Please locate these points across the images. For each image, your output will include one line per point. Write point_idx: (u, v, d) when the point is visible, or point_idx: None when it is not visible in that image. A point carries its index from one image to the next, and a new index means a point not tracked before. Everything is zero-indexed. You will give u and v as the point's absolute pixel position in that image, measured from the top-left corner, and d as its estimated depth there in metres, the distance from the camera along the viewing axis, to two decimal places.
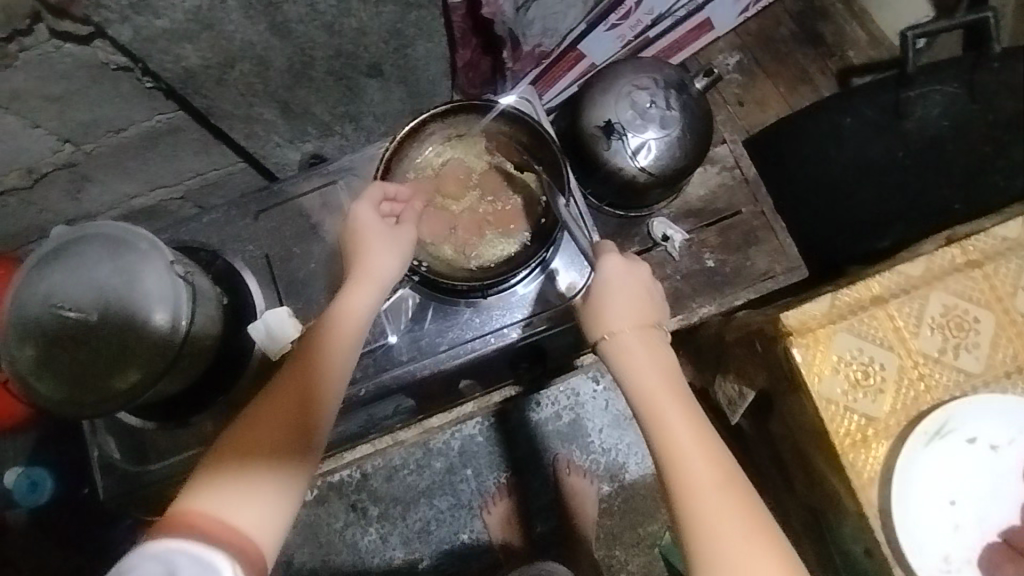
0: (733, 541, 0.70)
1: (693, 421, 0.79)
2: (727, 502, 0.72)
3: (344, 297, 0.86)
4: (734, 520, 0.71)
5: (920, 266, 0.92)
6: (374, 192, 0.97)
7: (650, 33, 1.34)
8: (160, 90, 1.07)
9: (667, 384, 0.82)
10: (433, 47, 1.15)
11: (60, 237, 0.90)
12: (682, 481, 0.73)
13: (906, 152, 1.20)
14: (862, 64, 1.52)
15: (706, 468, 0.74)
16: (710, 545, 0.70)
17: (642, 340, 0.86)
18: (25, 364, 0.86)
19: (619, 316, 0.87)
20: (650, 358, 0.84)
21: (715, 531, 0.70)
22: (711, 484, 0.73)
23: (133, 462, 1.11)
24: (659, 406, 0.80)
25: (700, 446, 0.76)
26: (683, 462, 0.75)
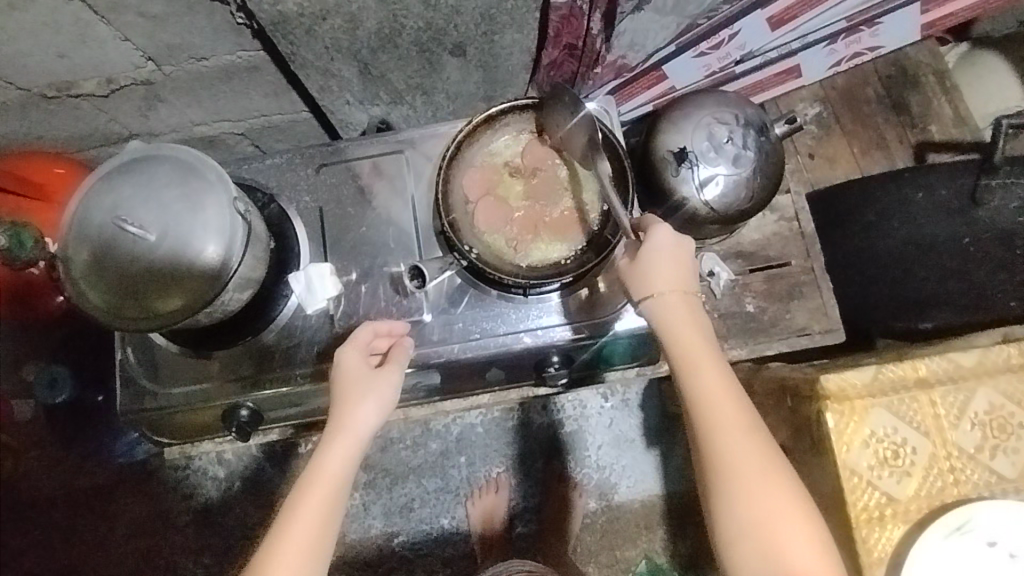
0: (759, 500, 0.77)
1: (726, 384, 0.84)
2: (755, 463, 0.79)
3: (320, 460, 0.89)
4: (753, 462, 0.79)
5: (974, 358, 0.93)
6: (361, 335, 1.00)
7: (736, 68, 1.33)
8: (250, 27, 1.09)
9: (705, 351, 0.86)
10: (521, 38, 1.15)
11: (136, 152, 0.95)
12: (713, 444, 0.81)
13: (972, 239, 1.15)
14: (943, 141, 1.49)
15: (738, 432, 0.81)
16: (736, 492, 0.78)
17: (684, 305, 0.89)
18: (78, 268, 0.89)
19: (662, 278, 0.89)
20: (691, 323, 0.87)
21: (735, 469, 0.79)
22: (742, 447, 0.80)
23: (146, 379, 1.12)
24: (692, 369, 0.85)
25: (733, 410, 0.82)
26: (715, 426, 0.81)
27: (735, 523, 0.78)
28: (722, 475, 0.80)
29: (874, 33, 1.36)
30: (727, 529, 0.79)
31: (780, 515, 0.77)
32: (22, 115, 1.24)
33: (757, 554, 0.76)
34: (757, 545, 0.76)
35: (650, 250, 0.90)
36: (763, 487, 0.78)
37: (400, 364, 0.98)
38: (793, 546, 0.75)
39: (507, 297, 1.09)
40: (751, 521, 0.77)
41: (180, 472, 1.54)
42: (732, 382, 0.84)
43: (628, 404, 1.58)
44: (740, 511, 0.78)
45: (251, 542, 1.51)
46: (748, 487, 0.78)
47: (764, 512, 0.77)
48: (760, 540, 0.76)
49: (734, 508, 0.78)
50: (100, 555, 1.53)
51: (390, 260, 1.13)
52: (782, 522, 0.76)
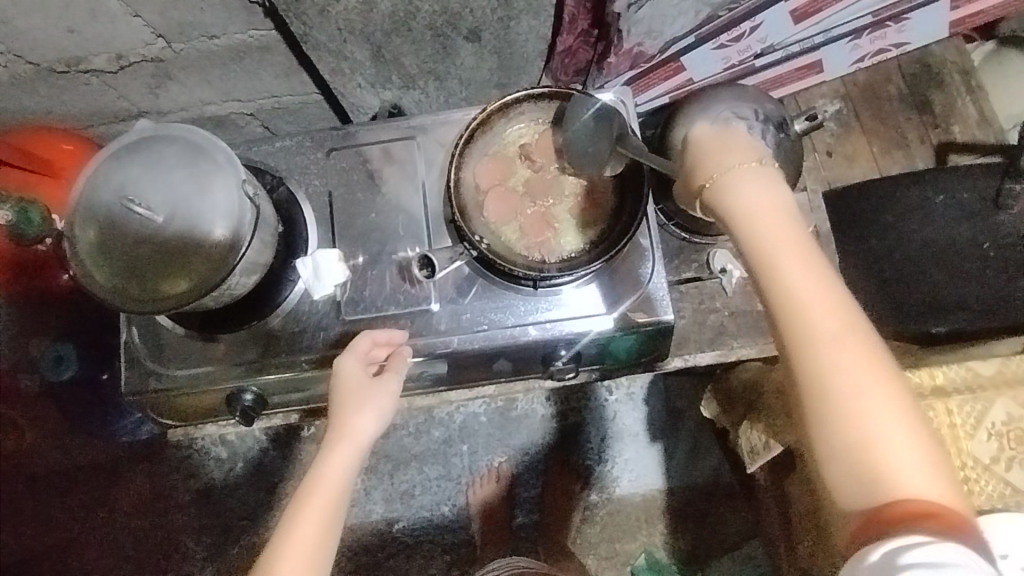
0: (866, 414, 0.64)
1: (819, 273, 0.70)
2: (858, 368, 0.65)
3: (319, 469, 0.88)
4: (858, 368, 0.65)
5: (994, 368, 0.96)
6: (360, 344, 0.99)
7: (756, 62, 1.30)
8: (263, 6, 1.07)
9: (788, 234, 0.73)
10: (538, 25, 1.13)
11: (143, 131, 0.93)
12: (806, 349, 0.67)
13: (992, 245, 1.15)
14: (964, 142, 1.46)
15: (835, 334, 0.66)
16: (840, 406, 0.65)
17: (755, 188, 0.76)
18: (85, 247, 0.88)
19: (727, 162, 0.80)
20: (768, 205, 0.75)
21: (838, 379, 0.65)
22: (842, 353, 0.66)
23: (151, 361, 1.12)
24: (775, 265, 0.71)
25: (828, 308, 0.68)
26: (807, 329, 0.67)
27: (838, 441, 0.65)
28: (816, 387, 0.66)
29: (900, 29, 1.33)
30: (823, 448, 0.66)
31: (891, 429, 0.63)
32: (31, 89, 1.23)
33: (860, 475, 0.64)
34: (860, 467, 0.64)
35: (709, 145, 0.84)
36: (869, 397, 0.64)
37: (399, 373, 0.97)
38: (904, 462, 0.63)
39: (516, 288, 1.08)
40: (854, 438, 0.64)
41: (183, 451, 1.55)
42: (825, 269, 0.71)
43: (633, 397, 1.57)
44: (842, 427, 0.64)
45: (252, 523, 1.52)
46: (852, 398, 0.65)
47: (870, 427, 0.64)
48: (865, 461, 0.63)
49: (834, 424, 0.65)
50: (102, 531, 1.54)
51: (398, 247, 1.12)
52: (893, 437, 0.63)
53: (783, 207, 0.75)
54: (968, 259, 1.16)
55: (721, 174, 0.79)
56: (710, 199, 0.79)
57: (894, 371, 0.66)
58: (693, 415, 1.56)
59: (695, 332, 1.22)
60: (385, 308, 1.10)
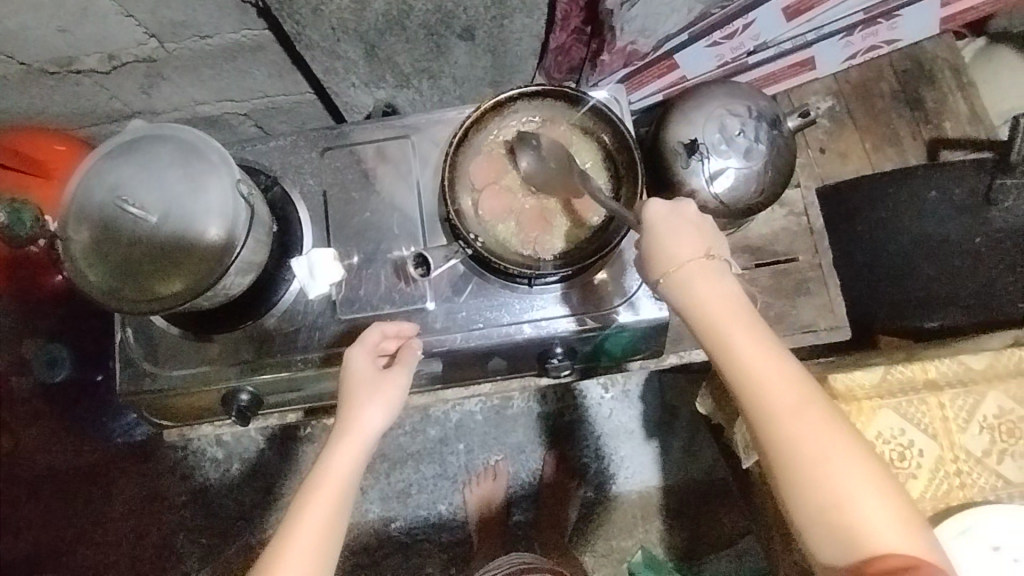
0: (828, 480, 0.71)
1: (772, 352, 0.77)
2: (818, 444, 0.72)
3: (327, 463, 0.89)
4: (819, 434, 0.73)
5: (985, 362, 0.97)
6: (369, 337, 0.99)
7: (749, 60, 1.30)
8: (255, 5, 1.07)
9: (739, 323, 0.78)
10: (531, 23, 1.13)
11: (137, 131, 0.93)
12: (768, 431, 0.74)
13: (984, 238, 1.14)
14: (956, 138, 1.47)
15: (789, 414, 0.74)
16: (806, 477, 0.72)
17: (707, 273, 0.80)
18: (77, 248, 0.88)
19: (678, 245, 0.81)
20: (719, 289, 0.80)
21: (802, 451, 0.72)
22: (801, 426, 0.73)
23: (145, 361, 1.11)
24: (731, 346, 0.77)
25: (784, 389, 0.75)
26: (767, 411, 0.75)
27: (809, 511, 0.72)
28: (782, 465, 0.73)
29: (891, 26, 1.33)
30: (798, 517, 0.73)
31: (857, 496, 0.70)
32: (23, 89, 1.23)
33: (833, 542, 0.71)
34: (833, 534, 0.71)
35: (668, 225, 0.82)
36: (832, 468, 0.71)
37: (407, 367, 0.97)
38: (872, 525, 0.70)
39: (511, 286, 1.08)
40: (824, 508, 0.71)
41: (178, 452, 1.54)
42: (774, 353, 0.77)
43: (629, 395, 1.57)
44: (811, 498, 0.71)
45: (248, 524, 1.52)
46: (819, 470, 0.72)
47: (837, 497, 0.71)
48: (835, 528, 0.70)
49: (805, 497, 0.72)
50: (97, 533, 1.53)
51: (393, 246, 1.12)
52: (856, 494, 0.70)
53: (734, 296, 0.80)
54: (960, 254, 1.16)
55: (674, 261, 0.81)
56: (667, 293, 0.82)
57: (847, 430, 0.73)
58: (689, 412, 1.56)
59: (690, 329, 1.22)
60: (381, 306, 1.10)
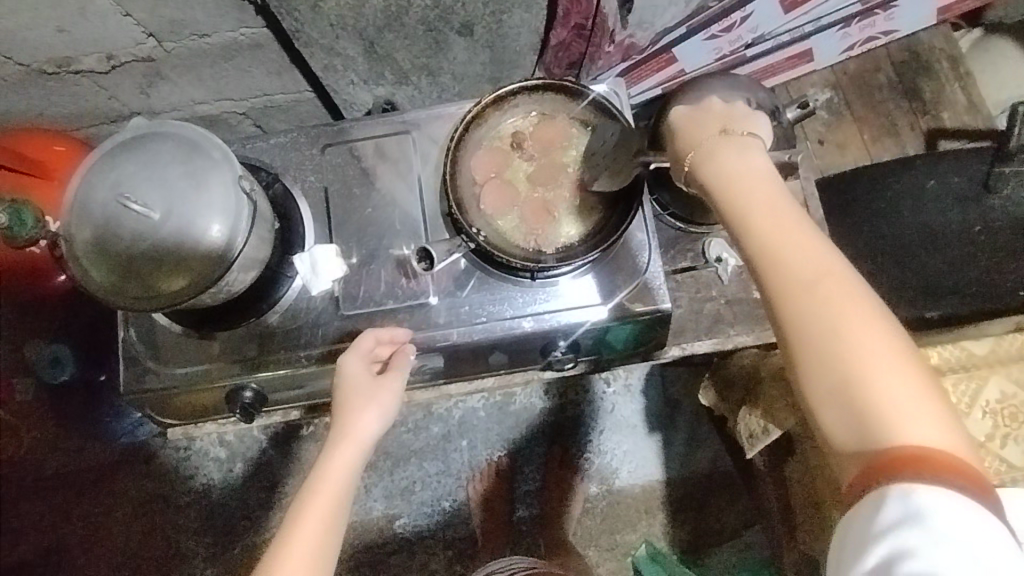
0: (848, 355, 0.62)
1: (797, 226, 0.67)
2: (842, 315, 0.63)
3: (324, 467, 0.89)
4: (843, 307, 0.63)
5: (988, 348, 0.98)
6: (363, 342, 1.00)
7: (747, 52, 1.31)
8: (254, 4, 1.07)
9: (762, 192, 0.70)
10: (530, 18, 1.13)
11: (138, 129, 0.93)
12: (785, 300, 0.65)
13: (984, 228, 1.16)
14: (954, 128, 1.47)
15: (814, 282, 0.64)
16: (820, 352, 0.63)
17: (732, 149, 0.73)
18: (81, 246, 0.88)
19: (698, 134, 0.78)
20: (740, 162, 0.72)
21: (820, 325, 0.63)
22: (822, 297, 0.64)
23: (149, 359, 1.12)
24: (748, 214, 0.69)
25: (809, 257, 0.66)
26: (786, 280, 0.65)
27: (824, 390, 0.63)
28: (800, 337, 0.64)
29: (888, 17, 1.34)
30: (813, 399, 0.64)
31: (887, 374, 0.61)
32: (21, 91, 1.23)
33: (852, 424, 0.61)
34: (855, 413, 0.61)
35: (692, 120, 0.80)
36: (862, 342, 0.61)
37: (402, 371, 0.98)
38: (901, 410, 0.60)
39: (513, 280, 1.09)
40: (842, 385, 0.62)
41: (182, 452, 1.54)
42: (802, 224, 0.68)
43: (630, 389, 1.58)
44: (827, 373, 0.62)
45: (253, 523, 1.52)
46: (841, 340, 0.62)
47: (862, 374, 0.61)
48: (857, 409, 0.61)
49: (819, 374, 0.63)
50: (101, 534, 1.53)
51: (395, 242, 1.12)
52: (881, 374, 0.61)
53: (762, 169, 0.72)
54: (960, 243, 1.17)
55: (699, 143, 0.76)
56: (688, 173, 0.76)
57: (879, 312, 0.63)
58: (691, 405, 1.57)
59: (692, 322, 1.22)
60: (384, 302, 1.10)
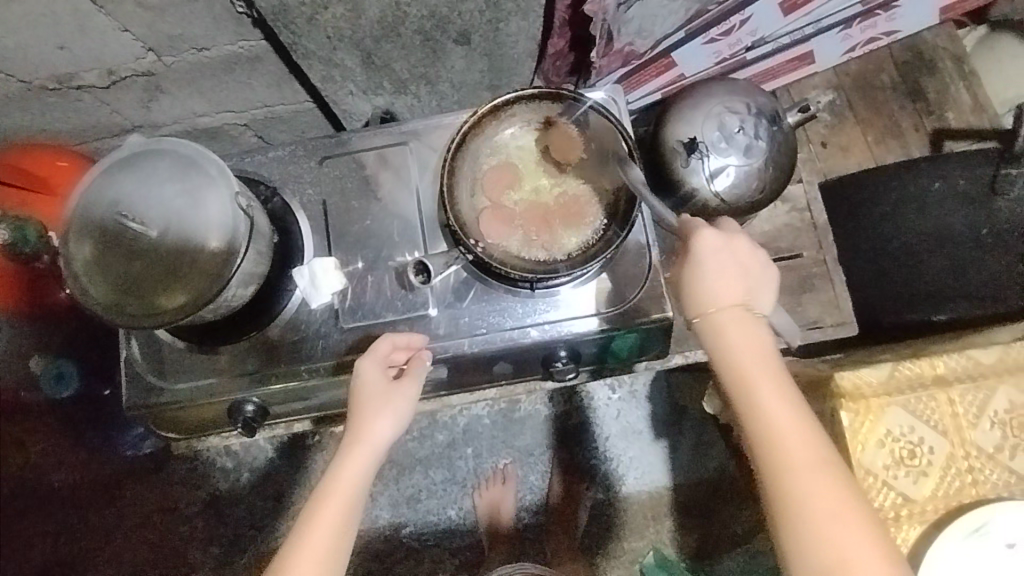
0: (830, 536, 0.70)
1: (797, 414, 0.76)
2: (835, 502, 0.71)
3: (337, 472, 0.90)
4: (827, 493, 0.72)
5: (994, 355, 0.91)
6: (380, 348, 1.00)
7: (747, 55, 1.30)
8: (251, 16, 1.07)
9: (768, 373, 0.79)
10: (527, 26, 1.13)
11: (134, 147, 0.93)
12: (787, 478, 0.73)
13: (991, 230, 1.14)
14: (959, 128, 1.45)
15: (813, 465, 0.73)
16: (807, 531, 0.71)
17: (742, 323, 0.82)
18: (80, 264, 0.88)
19: (717, 292, 0.83)
20: (753, 342, 0.81)
21: (807, 508, 0.72)
22: (811, 482, 0.72)
23: (151, 375, 1.12)
24: (757, 395, 0.78)
25: (804, 444, 0.74)
26: (786, 459, 0.74)
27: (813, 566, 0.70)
28: (789, 516, 0.72)
29: (891, 17, 1.32)
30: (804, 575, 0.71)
31: (863, 558, 0.69)
32: (24, 107, 1.23)
33: None
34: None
35: (707, 265, 0.83)
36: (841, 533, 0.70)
37: (417, 379, 0.98)
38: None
39: (512, 291, 1.08)
40: (834, 563, 0.69)
41: (189, 463, 1.55)
42: (803, 411, 0.77)
43: (636, 395, 1.56)
44: (821, 550, 0.70)
45: (259, 533, 1.52)
46: (824, 525, 0.71)
47: (845, 556, 0.69)
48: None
49: (814, 551, 0.70)
50: (109, 547, 1.54)
51: (395, 253, 1.11)
52: (860, 563, 0.69)
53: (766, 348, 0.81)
54: (967, 246, 1.15)
55: (714, 308, 0.83)
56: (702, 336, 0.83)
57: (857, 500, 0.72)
58: (698, 410, 1.55)
59: None
60: (384, 314, 1.10)
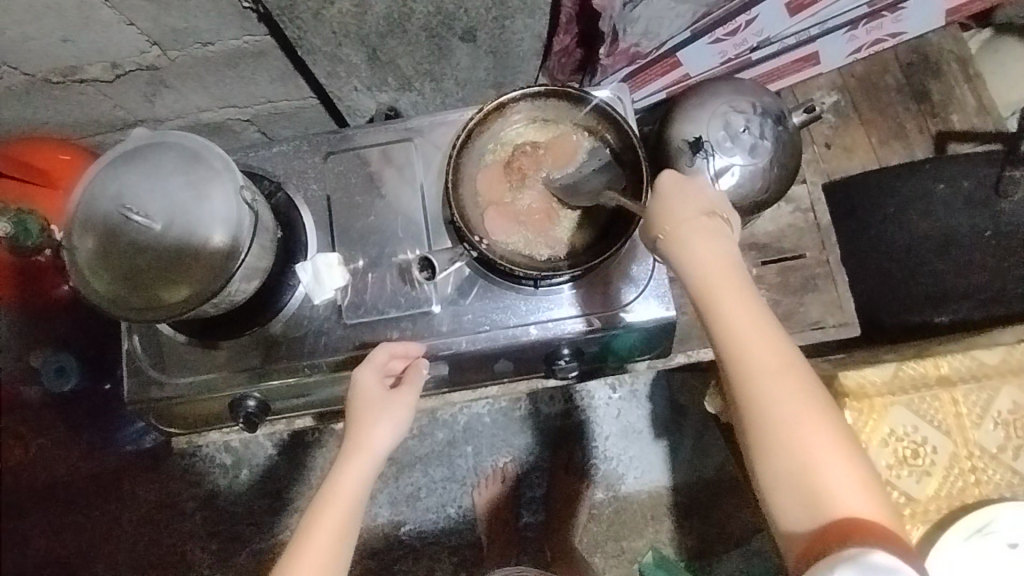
0: (796, 440, 0.73)
1: (758, 322, 0.77)
2: (799, 403, 0.74)
3: (337, 479, 0.90)
4: (790, 396, 0.74)
5: (998, 356, 0.91)
6: (377, 356, 1.00)
7: (752, 56, 1.30)
8: (256, 11, 1.07)
9: (729, 285, 0.79)
10: (533, 23, 1.13)
11: (140, 139, 0.93)
12: (750, 381, 0.75)
13: (995, 232, 1.15)
14: (963, 130, 1.45)
15: (773, 366, 0.75)
16: (774, 436, 0.74)
17: (707, 237, 0.81)
18: (84, 257, 0.88)
19: (682, 213, 0.82)
20: (715, 256, 0.80)
21: (773, 414, 0.74)
22: (775, 388, 0.75)
23: (152, 368, 1.12)
24: (719, 308, 0.78)
25: (767, 350, 0.76)
26: (747, 364, 0.76)
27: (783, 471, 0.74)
28: (756, 425, 0.75)
29: (895, 19, 1.33)
30: (767, 476, 0.75)
31: (828, 457, 0.73)
32: (27, 100, 1.23)
33: (803, 505, 0.73)
34: (804, 490, 0.73)
35: (669, 194, 0.83)
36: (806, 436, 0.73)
37: (415, 386, 0.98)
38: (840, 488, 0.72)
39: (516, 288, 1.08)
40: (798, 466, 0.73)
41: (188, 458, 1.55)
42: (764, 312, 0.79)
43: (636, 395, 1.56)
44: (786, 453, 0.73)
45: (258, 530, 1.52)
46: (789, 430, 0.74)
47: (809, 458, 0.73)
48: (806, 488, 0.73)
49: (780, 452, 0.74)
50: (108, 541, 1.54)
51: (398, 249, 1.11)
52: (825, 463, 0.73)
53: (730, 260, 0.80)
54: (972, 248, 1.15)
55: (677, 228, 0.81)
56: (667, 257, 0.82)
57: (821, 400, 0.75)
58: (699, 410, 1.55)
59: None
60: (386, 310, 1.10)
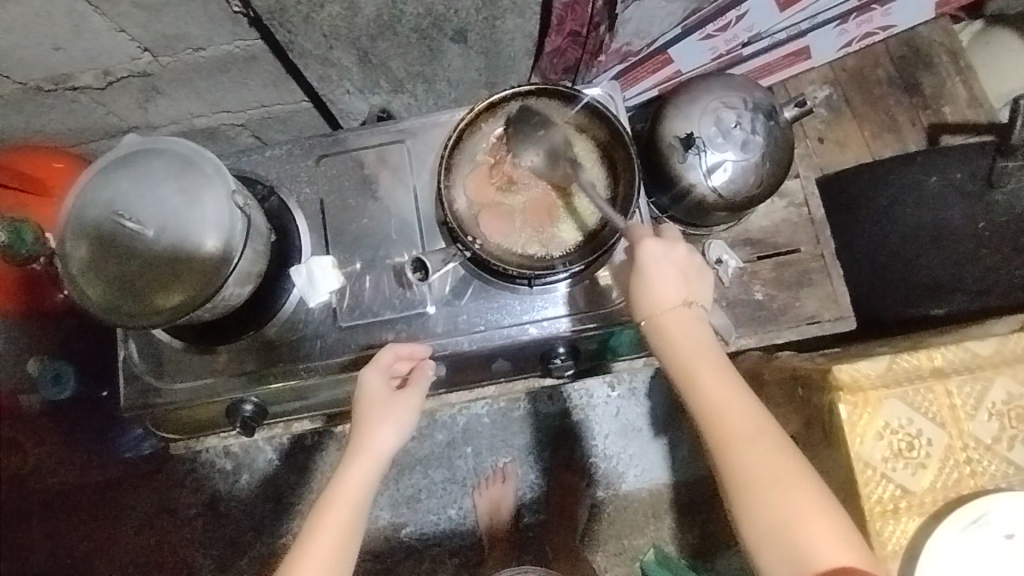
0: (774, 500, 0.75)
1: (734, 397, 0.82)
2: (775, 467, 0.77)
3: (341, 480, 0.91)
4: (765, 460, 0.77)
5: (991, 347, 0.91)
6: (383, 357, 1.00)
7: (743, 51, 1.30)
8: (246, 16, 1.07)
9: (709, 363, 0.85)
10: (523, 23, 1.13)
11: (131, 146, 0.94)
12: (727, 453, 0.79)
13: (987, 224, 1.15)
14: (955, 122, 1.45)
15: (750, 434, 0.79)
16: (752, 498, 0.76)
17: (685, 318, 0.87)
18: (77, 265, 0.88)
19: (662, 291, 0.88)
20: (692, 336, 0.86)
21: (751, 478, 0.77)
22: (750, 453, 0.78)
23: (149, 375, 1.11)
24: (697, 382, 0.84)
25: (743, 420, 0.80)
26: (726, 439, 0.80)
27: (763, 531, 0.75)
28: (737, 488, 0.78)
29: (885, 12, 1.33)
30: (752, 541, 0.76)
31: (806, 516, 0.74)
32: (19, 109, 1.23)
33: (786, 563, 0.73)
34: (784, 552, 0.74)
35: (648, 270, 0.88)
36: (785, 497, 0.75)
37: (421, 388, 0.98)
38: (820, 543, 0.72)
39: (511, 288, 1.08)
40: (777, 525, 0.74)
41: (188, 464, 1.54)
42: (741, 389, 0.83)
43: (635, 393, 1.56)
44: (766, 515, 0.75)
45: (260, 534, 1.52)
46: (767, 493, 0.76)
47: (789, 517, 0.74)
48: (786, 546, 0.73)
49: (759, 515, 0.76)
50: (110, 548, 1.54)
51: (392, 252, 1.11)
52: (807, 523, 0.73)
53: (706, 340, 0.87)
54: (964, 239, 1.15)
55: (659, 309, 0.88)
56: (653, 335, 0.89)
57: (797, 462, 0.77)
58: None
59: None
60: (382, 312, 1.10)
